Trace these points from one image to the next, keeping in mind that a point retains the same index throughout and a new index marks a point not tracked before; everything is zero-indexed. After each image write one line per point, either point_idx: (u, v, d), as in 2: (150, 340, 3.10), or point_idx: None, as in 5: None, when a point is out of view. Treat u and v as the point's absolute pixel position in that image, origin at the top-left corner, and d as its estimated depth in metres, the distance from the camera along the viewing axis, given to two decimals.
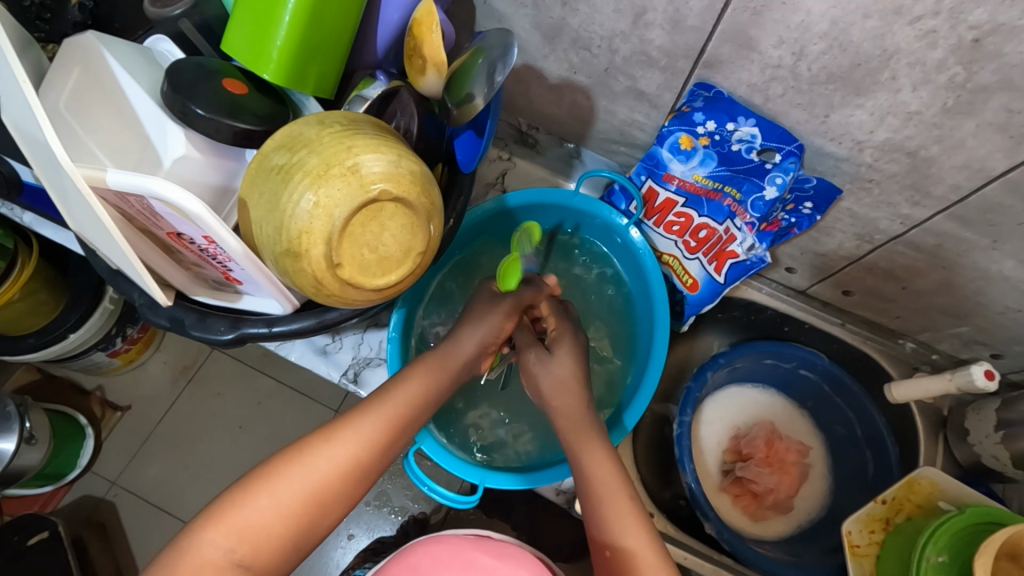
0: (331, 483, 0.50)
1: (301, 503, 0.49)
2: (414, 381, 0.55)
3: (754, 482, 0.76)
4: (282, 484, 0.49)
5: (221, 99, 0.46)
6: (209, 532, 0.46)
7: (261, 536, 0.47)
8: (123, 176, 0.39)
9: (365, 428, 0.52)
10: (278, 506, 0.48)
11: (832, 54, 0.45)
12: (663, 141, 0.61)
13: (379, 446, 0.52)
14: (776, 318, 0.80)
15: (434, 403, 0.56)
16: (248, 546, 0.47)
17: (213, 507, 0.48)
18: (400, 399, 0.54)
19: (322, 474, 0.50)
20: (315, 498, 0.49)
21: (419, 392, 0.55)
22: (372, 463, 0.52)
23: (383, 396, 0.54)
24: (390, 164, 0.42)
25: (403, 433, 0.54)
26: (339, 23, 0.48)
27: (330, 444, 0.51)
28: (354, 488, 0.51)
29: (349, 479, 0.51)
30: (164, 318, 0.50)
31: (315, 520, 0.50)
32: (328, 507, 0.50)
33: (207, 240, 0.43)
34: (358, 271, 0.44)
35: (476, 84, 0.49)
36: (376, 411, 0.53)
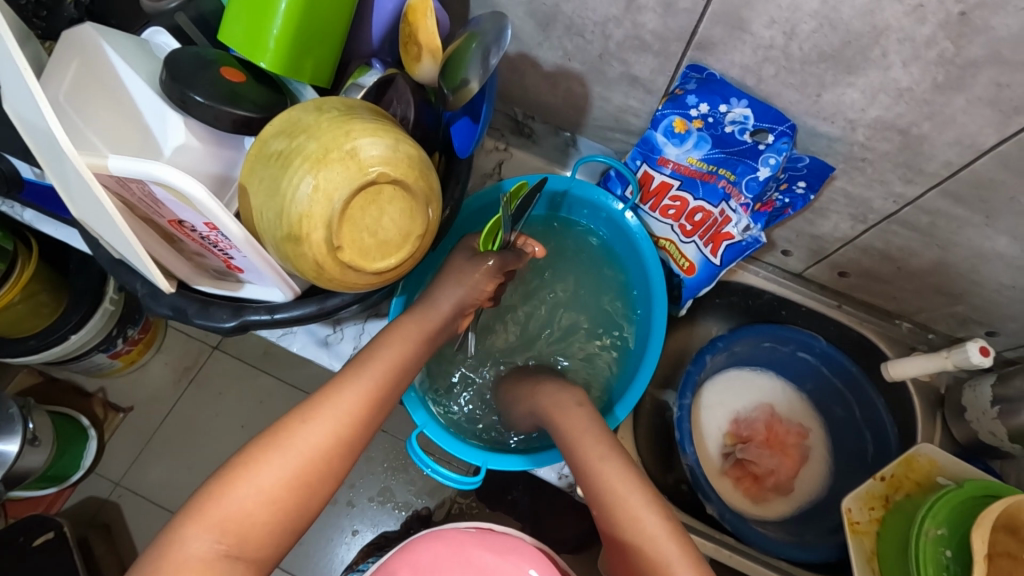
0: (314, 463, 0.51)
1: (284, 487, 0.49)
2: (388, 353, 0.56)
3: (754, 464, 0.77)
4: (263, 470, 0.49)
5: (219, 88, 0.46)
6: (191, 528, 0.47)
7: (246, 525, 0.48)
8: (125, 163, 0.40)
9: (341, 405, 0.53)
10: (261, 492, 0.49)
11: (822, 32, 0.46)
12: (658, 125, 0.61)
13: (356, 421, 0.53)
14: (774, 302, 0.81)
15: (409, 373, 0.58)
16: (233, 536, 0.47)
17: (193, 502, 0.48)
18: (374, 373, 0.55)
19: (302, 455, 0.50)
20: (298, 479, 0.50)
21: (390, 365, 0.56)
22: (351, 439, 0.53)
23: (357, 372, 0.55)
24: (386, 147, 0.43)
25: (379, 405, 0.55)
26: (335, 11, 0.48)
27: (307, 425, 0.51)
28: (337, 465, 0.52)
29: (330, 458, 0.52)
30: (167, 307, 0.50)
31: (301, 502, 0.50)
32: (313, 488, 0.51)
33: (209, 227, 0.44)
34: (359, 255, 0.44)
35: (470, 69, 0.50)
36: (351, 385, 0.54)
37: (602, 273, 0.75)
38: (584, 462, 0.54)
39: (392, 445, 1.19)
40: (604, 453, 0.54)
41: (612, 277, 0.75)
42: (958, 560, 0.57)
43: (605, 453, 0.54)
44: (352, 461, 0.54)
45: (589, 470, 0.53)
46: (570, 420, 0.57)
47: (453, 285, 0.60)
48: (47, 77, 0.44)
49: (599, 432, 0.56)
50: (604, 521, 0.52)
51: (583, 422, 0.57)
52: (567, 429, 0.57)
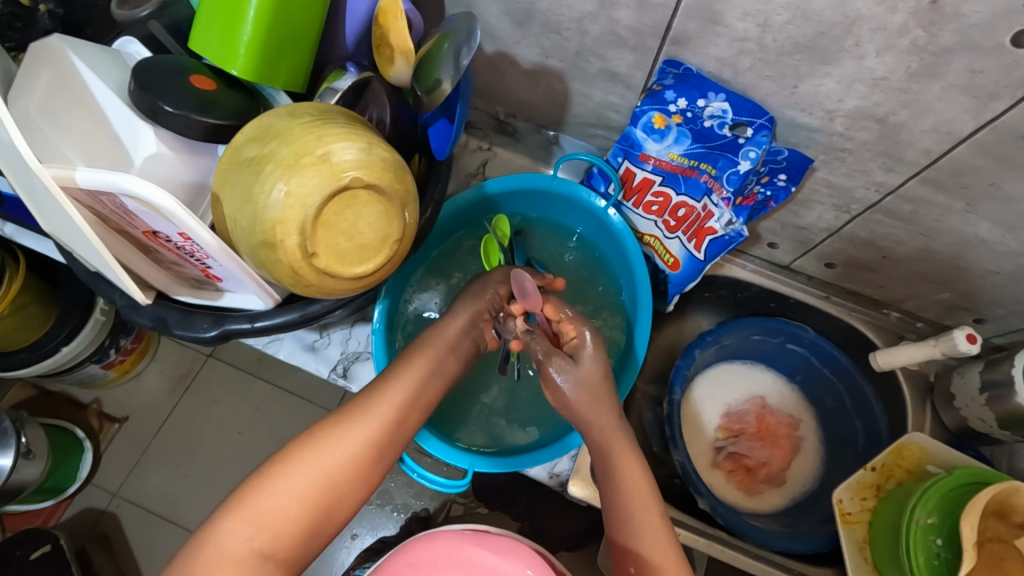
0: (350, 464, 0.51)
1: (318, 485, 0.49)
2: (419, 361, 0.58)
3: (747, 456, 0.78)
4: (297, 469, 0.49)
5: (191, 96, 0.45)
6: (226, 524, 0.46)
7: (281, 523, 0.47)
8: (93, 174, 0.39)
9: (378, 406, 0.53)
10: (296, 490, 0.48)
11: (796, 24, 0.46)
12: (637, 121, 0.60)
13: (391, 425, 0.53)
14: (762, 294, 0.81)
15: (439, 380, 0.58)
16: (269, 532, 0.47)
17: (231, 499, 0.48)
18: (408, 379, 0.56)
19: (336, 455, 0.50)
20: (333, 479, 0.50)
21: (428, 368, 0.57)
22: (385, 441, 0.53)
23: (394, 376, 0.56)
24: (360, 151, 0.42)
25: (413, 409, 0.55)
26: (305, 16, 0.48)
27: (345, 426, 0.52)
28: (372, 468, 0.52)
29: (363, 459, 0.51)
30: (147, 318, 0.50)
31: (335, 502, 0.50)
32: (346, 489, 0.50)
33: (183, 237, 0.43)
34: (335, 260, 0.44)
35: (443, 69, 0.49)
36: (386, 390, 0.54)
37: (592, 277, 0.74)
38: (616, 482, 0.56)
39: None
40: (633, 472, 0.56)
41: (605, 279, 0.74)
42: (948, 548, 0.57)
43: (637, 470, 0.56)
44: (385, 464, 0.53)
45: (626, 491, 0.55)
46: (626, 476, 0.56)
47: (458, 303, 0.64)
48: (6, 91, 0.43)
49: (634, 454, 0.57)
50: (620, 527, 0.54)
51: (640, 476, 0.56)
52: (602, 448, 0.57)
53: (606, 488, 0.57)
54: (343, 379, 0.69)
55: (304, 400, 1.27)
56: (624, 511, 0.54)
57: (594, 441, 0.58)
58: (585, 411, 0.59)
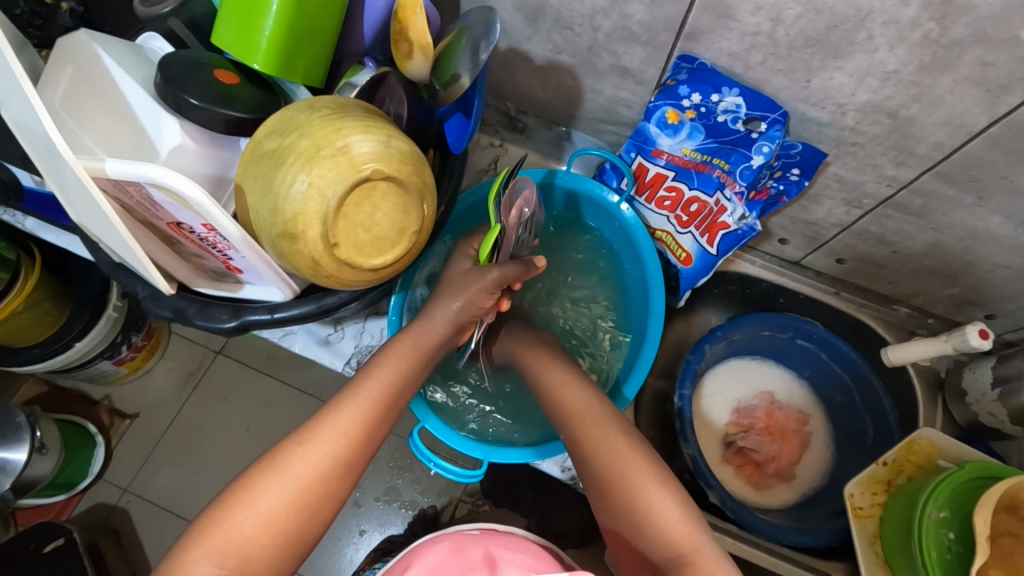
0: (316, 484, 0.47)
1: (284, 511, 0.45)
2: (387, 369, 0.53)
3: (756, 451, 0.78)
4: (261, 494, 0.45)
5: (214, 90, 0.46)
6: (186, 561, 0.42)
7: (248, 550, 0.44)
8: (121, 164, 0.40)
9: (340, 422, 0.49)
10: (259, 518, 0.45)
11: (808, 17, 0.46)
12: (650, 116, 0.61)
13: (357, 440, 0.50)
14: (771, 289, 0.81)
15: (409, 390, 0.54)
16: (235, 560, 0.43)
17: (192, 530, 0.44)
18: (372, 392, 0.52)
19: (303, 476, 0.47)
20: (300, 503, 0.46)
21: (393, 379, 0.53)
22: (353, 458, 0.49)
23: (356, 390, 0.51)
24: (377, 144, 0.43)
25: (381, 422, 0.52)
26: (325, 14, 0.49)
27: (307, 445, 0.48)
28: (340, 485, 0.48)
29: (329, 479, 0.48)
30: (167, 309, 0.51)
31: (303, 524, 0.46)
32: (314, 512, 0.47)
33: (207, 228, 0.44)
34: (354, 251, 0.44)
35: (460, 64, 0.50)
36: (349, 405, 0.50)
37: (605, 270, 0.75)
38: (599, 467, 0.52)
39: (397, 444, 1.21)
40: (615, 447, 0.53)
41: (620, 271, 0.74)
42: (960, 541, 0.57)
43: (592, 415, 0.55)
44: (353, 480, 0.50)
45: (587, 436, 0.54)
46: (586, 425, 0.54)
47: (445, 294, 0.57)
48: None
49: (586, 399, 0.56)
50: (611, 509, 0.52)
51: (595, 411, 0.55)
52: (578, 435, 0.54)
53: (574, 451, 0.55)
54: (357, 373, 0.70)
55: (313, 398, 1.27)
56: (613, 484, 0.51)
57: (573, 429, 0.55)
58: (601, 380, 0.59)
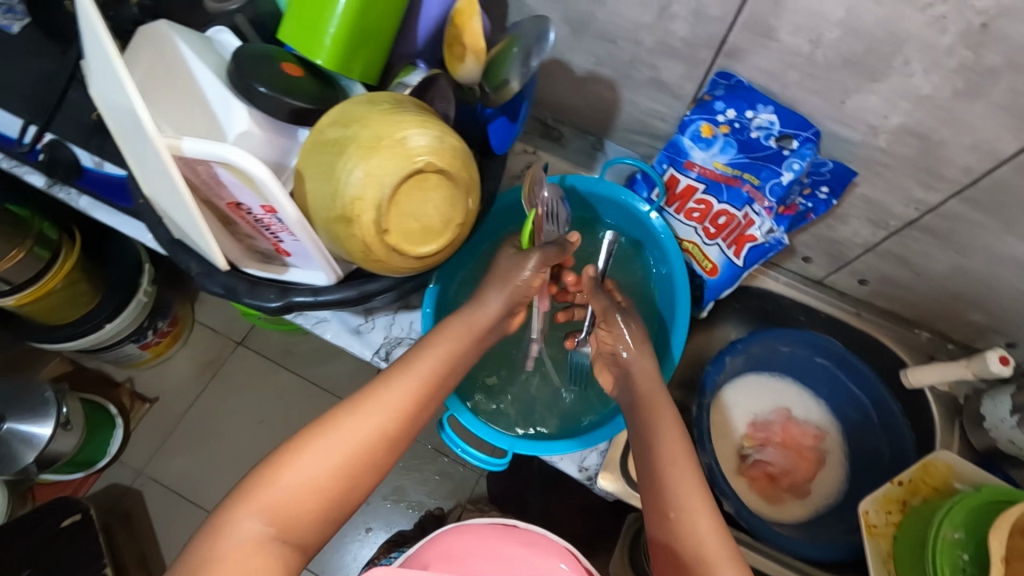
0: (361, 455, 0.49)
1: (330, 477, 0.47)
2: (437, 350, 0.55)
3: (770, 464, 0.79)
4: (311, 458, 0.47)
5: (279, 79, 0.48)
6: (237, 515, 0.45)
7: (295, 511, 0.46)
8: (197, 143, 0.43)
9: (388, 398, 0.51)
10: (304, 482, 0.47)
11: (847, 40, 0.48)
12: (685, 129, 0.63)
13: (404, 417, 0.51)
14: (792, 307, 0.82)
15: (456, 372, 0.56)
16: (283, 519, 0.46)
17: (244, 487, 0.46)
18: (421, 372, 0.53)
19: (350, 446, 0.49)
20: (345, 471, 0.48)
21: (442, 361, 0.54)
22: (397, 433, 0.51)
23: (405, 369, 0.53)
24: (431, 138, 0.45)
25: (427, 403, 0.53)
26: (386, 17, 0.52)
27: (356, 417, 0.50)
28: (383, 459, 0.50)
29: (374, 451, 0.50)
30: (219, 286, 0.54)
31: (346, 492, 0.48)
32: (358, 481, 0.49)
33: (266, 210, 0.47)
34: (403, 239, 0.47)
35: (511, 70, 0.53)
36: (398, 383, 0.52)
37: (631, 284, 0.77)
38: (659, 466, 0.52)
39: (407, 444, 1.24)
40: (681, 457, 0.52)
41: (647, 293, 0.75)
42: (973, 564, 0.58)
43: (672, 419, 0.55)
44: (395, 455, 0.51)
45: (656, 437, 0.54)
46: (660, 424, 0.55)
47: (495, 283, 0.59)
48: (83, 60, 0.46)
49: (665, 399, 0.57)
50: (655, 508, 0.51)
51: (672, 417, 0.55)
52: (652, 436, 0.54)
53: (640, 443, 0.55)
54: (385, 362, 0.72)
55: (328, 394, 1.30)
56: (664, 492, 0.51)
57: (643, 431, 0.55)
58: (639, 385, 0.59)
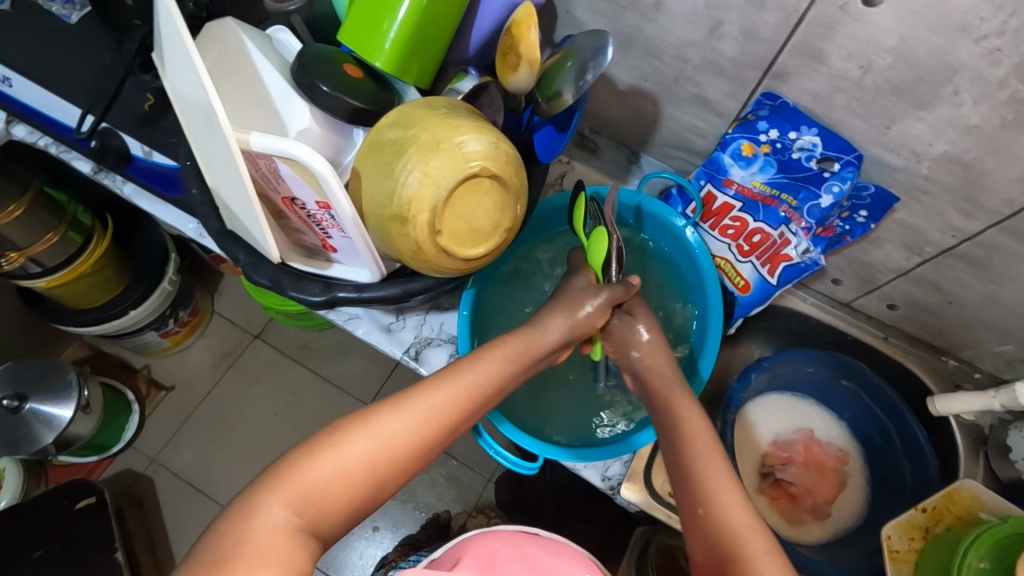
0: (399, 455, 0.47)
1: (365, 473, 0.45)
2: (491, 361, 0.53)
3: (792, 484, 0.79)
4: (349, 451, 0.45)
5: (341, 80, 0.50)
6: (267, 500, 0.42)
7: (325, 504, 0.44)
8: (265, 139, 0.44)
9: (434, 403, 0.49)
10: (336, 477, 0.44)
11: (898, 67, 0.49)
12: (726, 147, 0.64)
13: (447, 424, 0.50)
14: (819, 328, 0.82)
15: (506, 387, 0.54)
16: (313, 511, 0.43)
17: (276, 472, 0.44)
18: (472, 381, 0.52)
19: (389, 443, 0.47)
20: (380, 470, 0.46)
21: (495, 373, 0.53)
22: (434, 439, 0.49)
23: (456, 375, 0.51)
24: (486, 144, 0.46)
25: (472, 413, 0.52)
26: (444, 24, 0.53)
27: (400, 415, 0.48)
28: (419, 463, 0.48)
29: (411, 454, 0.48)
30: (265, 278, 0.55)
31: (377, 491, 0.46)
32: (390, 481, 0.47)
33: (320, 206, 0.48)
34: (453, 240, 0.48)
35: (564, 83, 0.54)
36: (447, 389, 0.50)
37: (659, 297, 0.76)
38: (689, 461, 0.51)
39: None
40: (711, 451, 0.51)
41: (678, 310, 0.74)
42: None
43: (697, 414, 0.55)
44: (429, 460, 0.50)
45: (687, 432, 0.53)
46: (685, 420, 0.54)
47: (560, 308, 0.58)
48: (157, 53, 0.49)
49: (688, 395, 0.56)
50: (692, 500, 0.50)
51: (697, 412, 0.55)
52: (678, 428, 0.54)
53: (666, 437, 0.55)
54: (415, 362, 0.72)
55: (342, 391, 1.31)
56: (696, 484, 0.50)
57: (667, 427, 0.55)
58: (653, 381, 0.58)
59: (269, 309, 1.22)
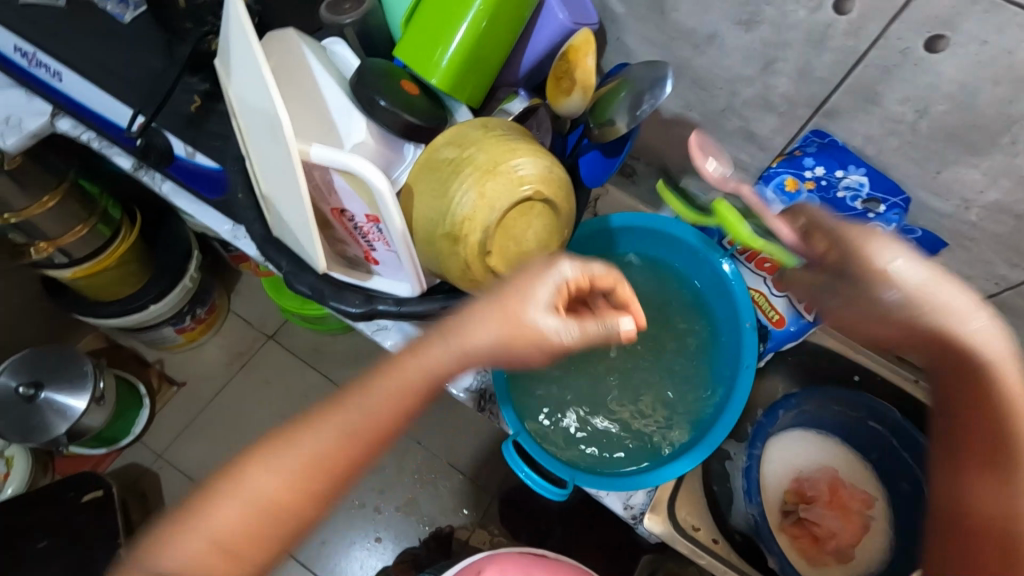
0: (297, 493, 0.46)
1: (256, 514, 0.46)
2: (376, 392, 0.47)
3: (816, 524, 0.77)
4: (239, 493, 0.46)
5: (400, 96, 0.51)
6: (171, 545, 0.45)
7: (228, 545, 0.45)
8: (324, 151, 0.45)
9: (319, 437, 0.46)
10: (211, 546, 0.45)
11: (955, 114, 0.49)
12: (768, 181, 0.62)
13: (334, 463, 0.46)
14: (847, 366, 0.82)
15: (403, 422, 0.47)
16: (219, 554, 0.45)
17: (184, 513, 0.47)
18: (356, 418, 0.47)
19: (275, 485, 0.46)
20: (275, 506, 0.46)
21: (386, 406, 0.46)
22: (307, 487, 0.46)
23: (341, 409, 0.47)
24: (541, 167, 0.46)
25: (358, 450, 0.47)
26: (500, 46, 0.54)
27: (287, 451, 0.47)
28: (315, 500, 0.47)
29: (271, 511, 0.46)
30: (307, 287, 0.55)
31: (279, 525, 0.46)
32: (297, 515, 0.47)
33: (369, 219, 0.49)
34: (502, 262, 0.48)
35: (618, 111, 0.54)
36: (329, 426, 0.47)
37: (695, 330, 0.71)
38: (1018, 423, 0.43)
39: (425, 457, 1.24)
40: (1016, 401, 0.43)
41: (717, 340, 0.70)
42: None
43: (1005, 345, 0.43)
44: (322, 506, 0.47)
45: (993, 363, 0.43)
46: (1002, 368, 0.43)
47: (491, 315, 0.45)
48: (224, 62, 0.51)
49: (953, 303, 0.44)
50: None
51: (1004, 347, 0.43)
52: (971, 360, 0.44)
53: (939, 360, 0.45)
54: (439, 377, 0.72)
55: None
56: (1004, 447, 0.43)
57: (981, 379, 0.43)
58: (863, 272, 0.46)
59: (286, 312, 1.22)
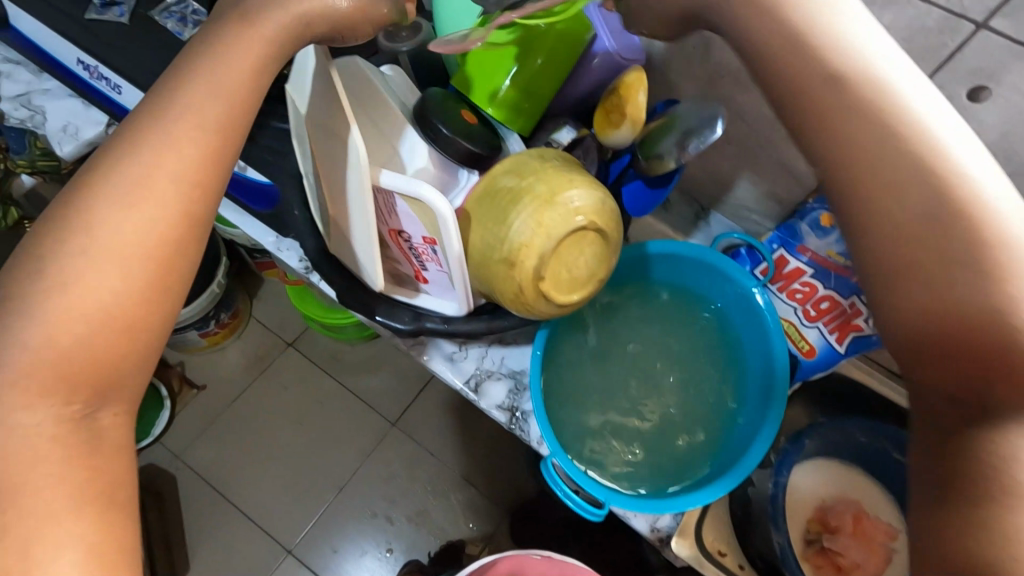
0: (114, 258, 0.36)
1: (76, 298, 0.35)
2: (193, 100, 0.40)
3: (840, 554, 0.77)
4: (48, 270, 0.35)
5: (462, 125, 0.53)
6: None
7: (73, 342, 0.34)
8: (393, 177, 0.49)
9: (137, 173, 0.37)
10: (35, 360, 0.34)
11: None
12: (805, 216, 0.66)
13: (170, 175, 0.38)
14: (872, 397, 0.83)
15: (228, 120, 0.41)
16: (59, 359, 0.34)
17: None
18: (176, 122, 0.39)
19: (90, 253, 0.35)
20: (100, 283, 0.35)
21: (204, 107, 0.40)
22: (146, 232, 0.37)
23: (151, 125, 0.39)
24: (594, 198, 0.48)
25: (193, 155, 0.39)
26: (555, 80, 0.57)
27: (89, 227, 0.36)
28: (153, 221, 0.37)
29: (125, 276, 0.36)
30: (360, 303, 0.58)
31: (121, 299, 0.36)
32: (123, 289, 0.36)
33: (426, 241, 0.52)
34: (554, 286, 0.49)
35: (665, 147, 0.56)
36: (148, 144, 0.38)
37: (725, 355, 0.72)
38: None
39: (437, 468, 1.26)
40: None
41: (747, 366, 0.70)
42: None
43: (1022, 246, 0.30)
44: (186, 249, 0.38)
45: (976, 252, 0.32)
46: None
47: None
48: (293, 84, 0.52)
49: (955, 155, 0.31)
50: None
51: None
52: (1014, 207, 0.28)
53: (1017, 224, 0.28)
54: (473, 392, 0.73)
55: (370, 407, 1.31)
56: None
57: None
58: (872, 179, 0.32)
59: (309, 319, 1.24)
